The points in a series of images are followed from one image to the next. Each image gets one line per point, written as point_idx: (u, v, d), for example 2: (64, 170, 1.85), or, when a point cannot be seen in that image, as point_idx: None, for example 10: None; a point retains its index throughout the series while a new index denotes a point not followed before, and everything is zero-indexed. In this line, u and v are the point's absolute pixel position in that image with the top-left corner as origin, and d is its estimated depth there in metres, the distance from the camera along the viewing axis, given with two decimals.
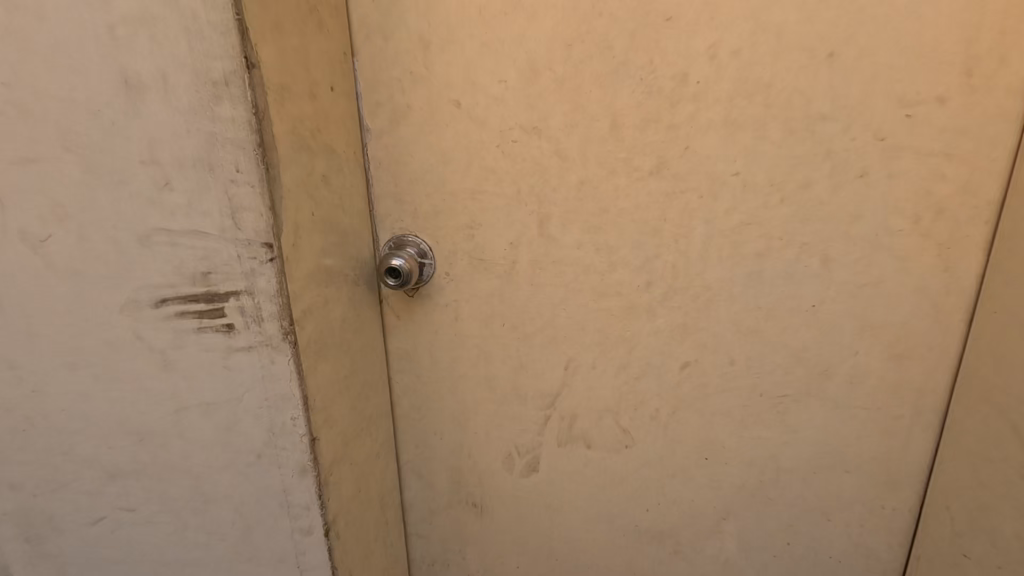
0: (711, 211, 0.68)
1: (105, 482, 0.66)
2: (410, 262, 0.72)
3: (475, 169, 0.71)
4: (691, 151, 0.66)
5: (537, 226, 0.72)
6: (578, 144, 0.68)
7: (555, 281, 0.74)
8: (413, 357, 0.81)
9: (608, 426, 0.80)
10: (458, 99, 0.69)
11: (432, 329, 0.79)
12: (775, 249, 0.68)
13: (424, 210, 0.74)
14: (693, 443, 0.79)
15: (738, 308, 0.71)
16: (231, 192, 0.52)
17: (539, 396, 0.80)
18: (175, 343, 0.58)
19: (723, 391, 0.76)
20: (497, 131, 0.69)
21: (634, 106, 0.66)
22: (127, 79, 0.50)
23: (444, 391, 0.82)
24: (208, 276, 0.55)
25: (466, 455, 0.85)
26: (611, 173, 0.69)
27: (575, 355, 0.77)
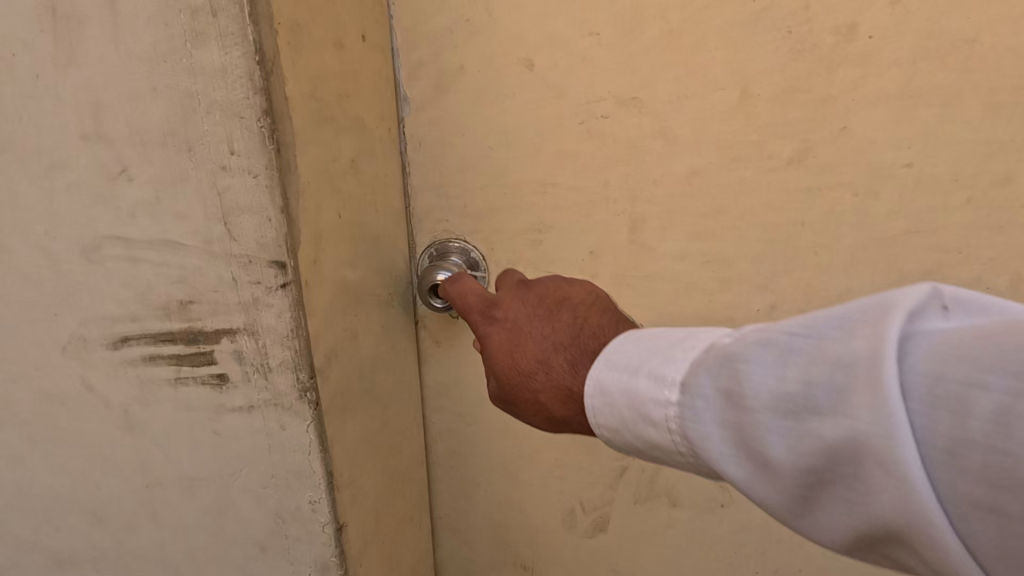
0: (866, 215, 0.51)
1: (50, 572, 0.49)
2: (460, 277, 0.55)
3: (548, 153, 0.53)
4: (849, 134, 0.49)
5: (627, 231, 0.55)
6: (691, 121, 0.50)
7: (645, 303, 0.57)
8: (455, 393, 0.64)
9: (699, 481, 0.63)
10: (530, 59, 0.51)
11: (480, 359, 0.62)
12: (949, 266, 0.51)
13: (476, 207, 0.56)
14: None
15: None
16: (222, 184, 0.34)
17: None
18: (142, 399, 0.41)
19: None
20: (581, 103, 0.51)
21: (775, 69, 0.48)
22: (58, 4, 0.32)
23: (493, 434, 0.65)
24: (189, 306, 0.38)
25: (517, 510, 0.69)
26: (733, 162, 0.51)
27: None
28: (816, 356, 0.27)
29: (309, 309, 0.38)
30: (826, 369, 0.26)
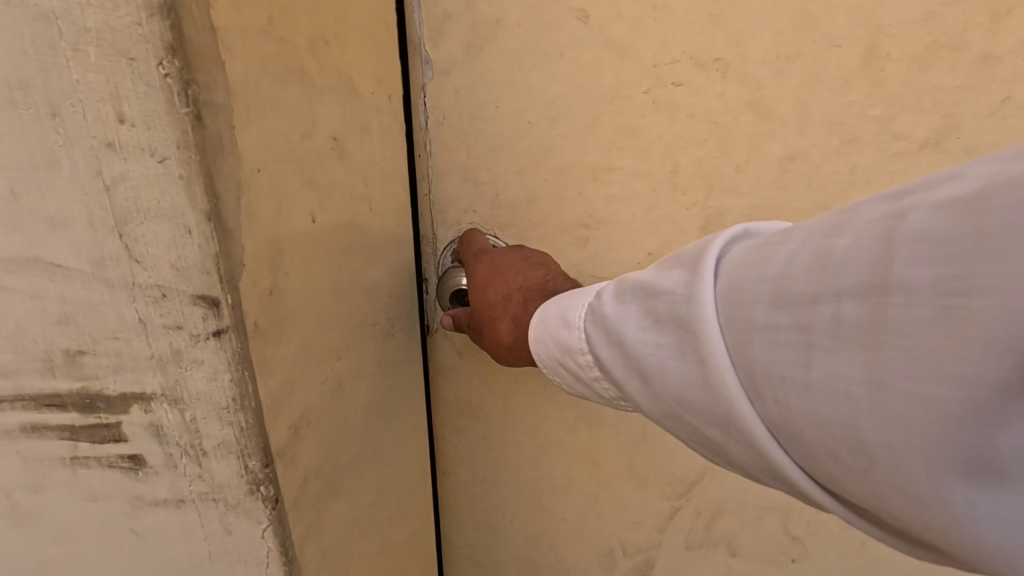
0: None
1: None
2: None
3: (604, 130, 0.42)
4: (1012, 107, 0.36)
5: (699, 229, 0.43)
6: (793, 91, 0.39)
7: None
8: (476, 412, 0.55)
9: (770, 532, 0.53)
10: (585, 8, 0.40)
11: (511, 373, 0.52)
12: None
13: (511, 195, 0.46)
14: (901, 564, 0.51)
15: None
16: (120, 198, 0.25)
17: (667, 481, 0.53)
18: (31, 481, 0.32)
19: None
20: (648, 65, 0.40)
21: (916, 20, 0.36)
22: None
23: (523, 461, 0.56)
24: (88, 362, 0.28)
25: (547, 549, 0.59)
26: (847, 143, 0.39)
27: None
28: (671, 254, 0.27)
29: (257, 367, 0.28)
30: (773, 290, 0.20)
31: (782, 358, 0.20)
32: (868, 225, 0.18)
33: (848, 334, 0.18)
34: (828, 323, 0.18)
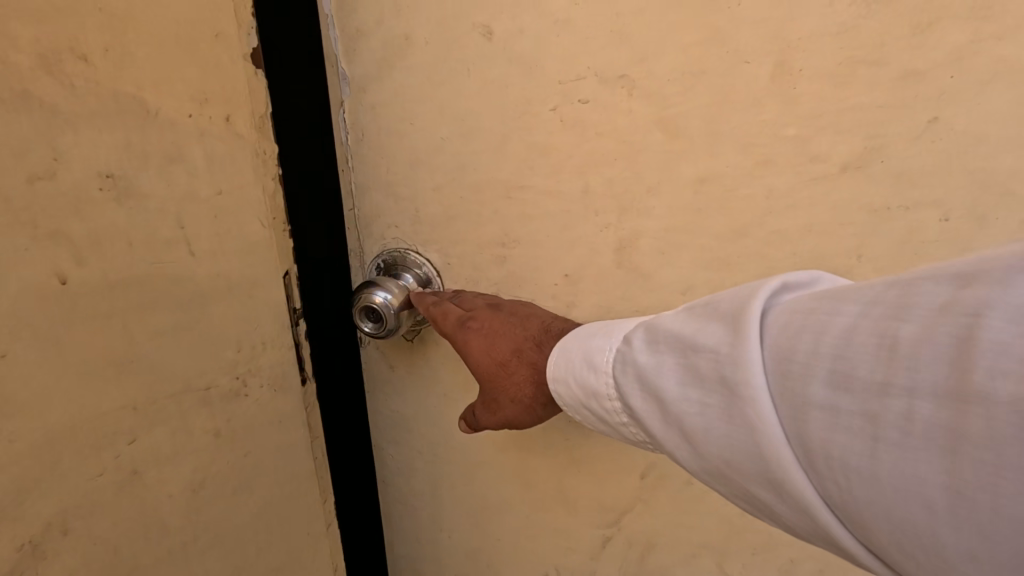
0: (965, 250, 0.34)
1: None
2: (400, 300, 0.45)
3: (514, 149, 0.41)
4: (942, 128, 0.33)
5: (614, 251, 0.41)
6: (702, 109, 0.36)
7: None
8: (409, 428, 0.55)
9: (705, 572, 0.50)
10: (489, 24, 0.39)
11: (439, 392, 0.51)
12: None
13: (430, 212, 0.45)
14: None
15: None
16: None
17: (597, 510, 0.51)
18: None
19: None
20: (553, 82, 0.39)
21: (830, 33, 0.33)
22: None
23: (456, 478, 0.55)
24: None
25: (484, 567, 0.58)
26: (762, 166, 0.36)
27: (660, 460, 0.47)
28: (704, 306, 0.26)
29: None
30: (841, 369, 0.20)
31: (849, 441, 0.19)
32: (941, 320, 0.18)
33: (919, 427, 0.18)
34: (901, 414, 0.18)
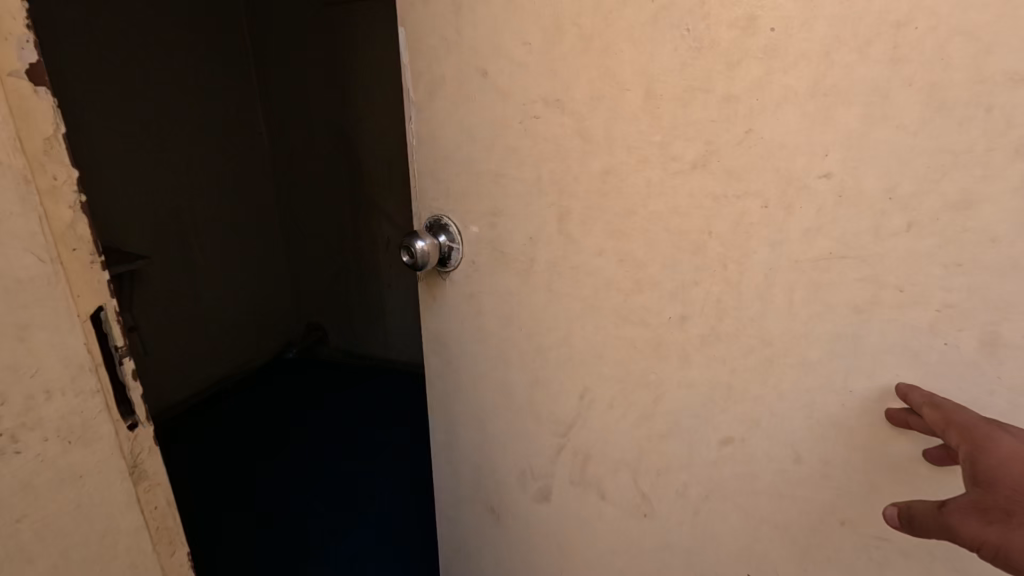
0: (781, 229, 0.45)
1: None
2: (428, 249, 0.64)
3: (497, 150, 0.58)
4: (755, 138, 0.44)
5: (555, 221, 0.56)
6: (604, 121, 0.51)
7: (573, 292, 0.58)
8: (443, 340, 0.72)
9: (625, 485, 0.62)
10: (483, 67, 0.56)
11: (461, 315, 0.68)
12: (884, 304, 0.42)
13: (450, 189, 0.64)
14: (731, 548, 0.56)
15: (814, 380, 0.47)
16: None
17: (554, 421, 0.65)
18: None
19: (780, 490, 0.52)
20: (519, 105, 0.55)
21: (676, 68, 0.46)
22: None
23: (468, 387, 0.72)
24: None
25: (484, 461, 0.75)
26: (643, 164, 0.50)
27: (591, 386, 0.60)
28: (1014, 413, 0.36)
29: None
30: None
31: None
32: None
33: None
34: None
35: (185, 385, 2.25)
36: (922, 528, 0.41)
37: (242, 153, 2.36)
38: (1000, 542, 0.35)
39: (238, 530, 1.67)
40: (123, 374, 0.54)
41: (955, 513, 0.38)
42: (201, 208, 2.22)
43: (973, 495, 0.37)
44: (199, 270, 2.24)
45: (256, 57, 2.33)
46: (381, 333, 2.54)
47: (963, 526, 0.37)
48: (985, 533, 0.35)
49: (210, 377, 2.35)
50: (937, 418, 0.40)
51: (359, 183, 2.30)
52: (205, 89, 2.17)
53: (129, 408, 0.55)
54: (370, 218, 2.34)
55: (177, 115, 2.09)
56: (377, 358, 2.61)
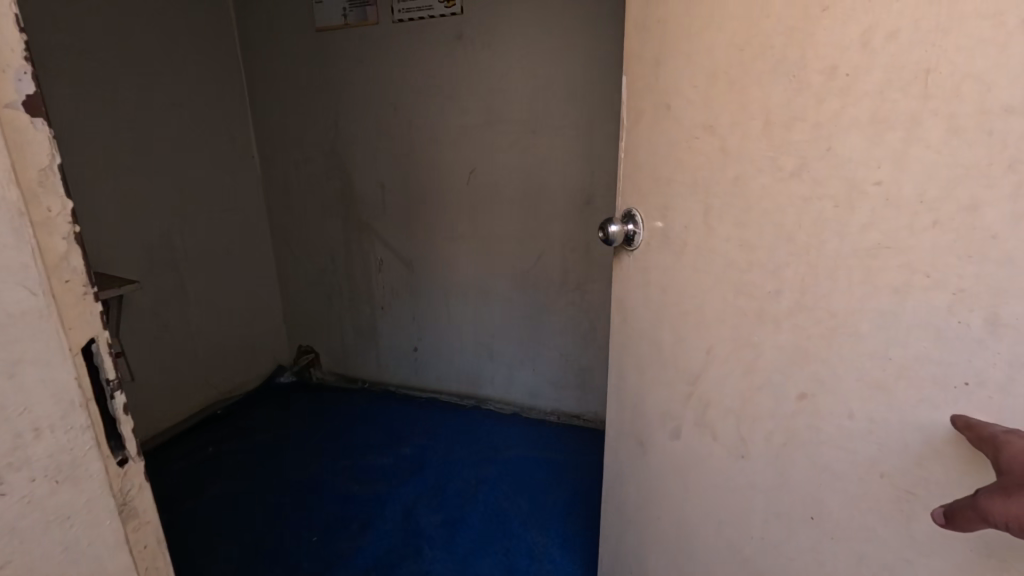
0: (843, 225, 0.57)
1: None
2: (617, 232, 0.89)
3: (671, 159, 0.78)
4: (833, 154, 0.57)
5: (702, 214, 0.74)
6: (739, 141, 0.67)
7: (710, 270, 0.74)
8: (626, 303, 0.96)
9: (730, 427, 0.75)
10: (670, 103, 0.77)
11: (643, 283, 0.89)
12: (916, 287, 0.52)
13: (641, 190, 0.87)
14: (802, 492, 0.66)
15: (865, 351, 0.57)
16: None
17: (687, 371, 0.81)
18: None
19: (836, 439, 0.61)
20: (688, 129, 0.74)
21: (782, 103, 0.61)
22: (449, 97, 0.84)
23: (638, 338, 0.93)
24: None
25: (638, 401, 0.95)
26: (758, 172, 0.65)
27: (715, 344, 0.75)
28: None
29: None
30: None
31: None
32: None
33: None
34: None
35: (177, 410, 2.31)
36: (964, 518, 0.48)
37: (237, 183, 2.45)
38: (1020, 513, 0.43)
39: (225, 553, 1.72)
40: (113, 409, 0.59)
41: (985, 498, 0.46)
42: (191, 235, 2.27)
43: (1000, 483, 0.45)
44: (190, 299, 2.31)
45: (251, 89, 2.42)
46: (374, 354, 2.64)
47: (993, 505, 0.45)
48: (1008, 508, 0.44)
49: (200, 403, 2.41)
50: (975, 437, 0.48)
51: (353, 210, 2.42)
52: (200, 125, 2.25)
53: (119, 443, 0.60)
54: (365, 240, 2.45)
55: (171, 151, 2.16)
56: (370, 380, 2.71)
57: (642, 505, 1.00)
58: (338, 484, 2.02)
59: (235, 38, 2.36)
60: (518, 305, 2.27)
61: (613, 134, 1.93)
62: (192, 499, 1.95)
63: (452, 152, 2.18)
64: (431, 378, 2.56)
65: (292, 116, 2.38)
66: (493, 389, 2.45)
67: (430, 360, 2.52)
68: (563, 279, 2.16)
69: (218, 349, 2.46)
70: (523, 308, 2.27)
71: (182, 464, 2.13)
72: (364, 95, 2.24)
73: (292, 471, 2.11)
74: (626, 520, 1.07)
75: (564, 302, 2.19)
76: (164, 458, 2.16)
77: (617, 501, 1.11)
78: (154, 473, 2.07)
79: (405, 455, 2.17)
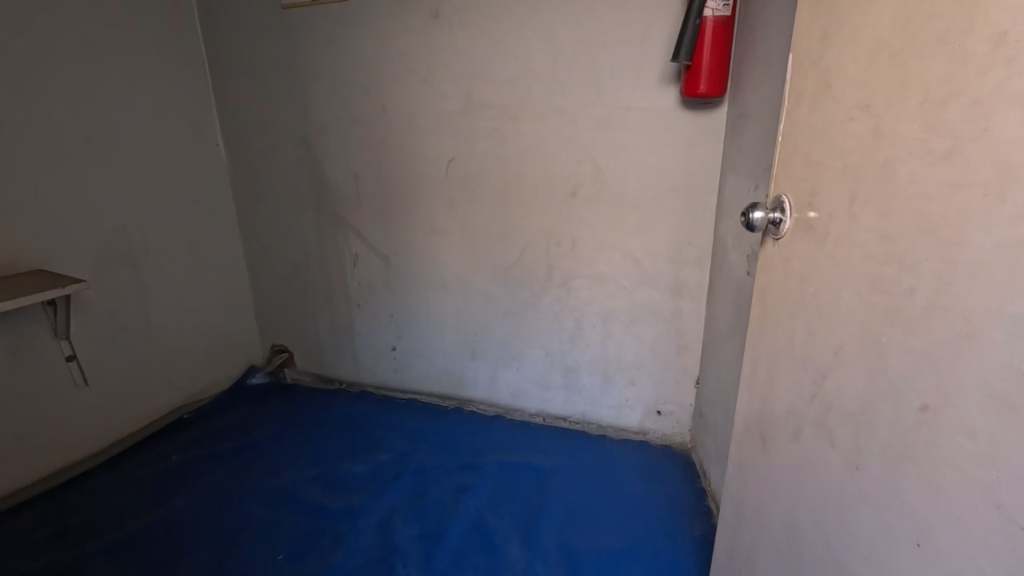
0: (989, 217, 0.51)
1: None
2: (761, 218, 0.96)
3: (826, 143, 0.80)
4: (991, 135, 0.51)
5: (849, 203, 0.74)
6: (893, 121, 0.65)
7: (851, 261, 0.73)
8: (767, 293, 1.02)
9: (850, 432, 0.73)
10: (831, 83, 0.80)
11: (784, 270, 0.94)
12: None
13: (794, 176, 0.91)
14: (913, 512, 0.61)
15: (994, 364, 0.50)
16: None
17: (816, 369, 0.83)
18: None
19: (954, 458, 0.55)
20: (845, 110, 0.75)
21: (940, 76, 0.57)
22: None
23: (773, 328, 0.99)
24: None
25: (769, 394, 1.00)
26: (907, 156, 0.62)
27: (844, 342, 0.75)
28: None
29: None
30: None
31: None
32: None
33: None
34: None
35: (142, 414, 2.13)
36: None
37: (205, 172, 2.25)
38: None
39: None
40: None
41: None
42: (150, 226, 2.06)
43: None
44: (150, 298, 2.10)
45: (213, 66, 2.20)
46: (348, 353, 2.49)
47: None
48: None
49: (166, 406, 2.23)
50: None
51: (322, 202, 2.26)
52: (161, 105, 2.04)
53: None
54: (342, 233, 2.28)
55: (126, 137, 1.95)
56: (346, 380, 2.56)
57: (757, 501, 1.04)
58: (310, 494, 1.87)
59: (195, 13, 2.14)
60: (500, 302, 2.17)
61: (601, 122, 1.83)
62: (153, 510, 1.78)
63: (423, 140, 2.05)
64: (410, 380, 2.44)
65: (260, 97, 2.18)
66: (474, 390, 2.35)
67: (410, 361, 2.40)
68: (547, 275, 2.07)
69: (180, 350, 2.25)
70: (505, 305, 2.17)
71: (136, 475, 1.94)
72: (332, 78, 2.07)
73: (257, 480, 1.94)
74: (743, 514, 1.11)
75: (548, 300, 2.11)
76: (128, 467, 1.98)
77: (735, 491, 1.16)
78: (105, 484, 1.88)
79: (380, 463, 2.03)
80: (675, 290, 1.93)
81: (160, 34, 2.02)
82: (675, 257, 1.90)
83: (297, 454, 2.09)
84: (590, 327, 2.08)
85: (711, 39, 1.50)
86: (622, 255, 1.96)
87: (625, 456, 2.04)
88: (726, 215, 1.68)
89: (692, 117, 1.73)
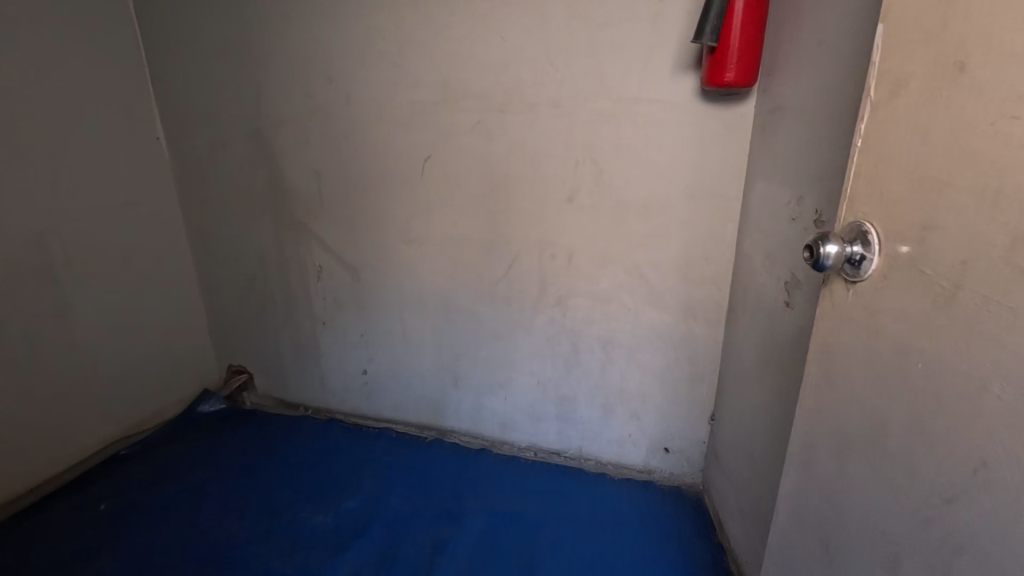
0: None
1: None
2: (835, 253, 0.65)
3: (954, 153, 0.52)
4: None
5: (1007, 251, 0.47)
6: None
7: (1013, 342, 0.46)
8: (832, 352, 0.74)
9: None
10: (964, 62, 0.51)
11: (864, 329, 0.66)
12: None
13: (885, 198, 0.62)
14: None
15: None
16: None
17: (930, 488, 0.56)
18: None
19: None
20: (997, 104, 0.47)
21: None
22: None
23: (842, 403, 0.72)
24: None
25: (838, 489, 0.73)
26: None
27: (992, 464, 0.48)
28: None
29: None
30: None
31: None
32: None
33: None
34: None
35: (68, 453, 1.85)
36: None
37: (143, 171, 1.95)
38: None
39: None
40: None
41: None
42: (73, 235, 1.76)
43: None
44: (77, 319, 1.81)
45: (149, 48, 1.89)
46: (316, 376, 2.21)
47: None
48: None
49: (98, 441, 1.94)
50: None
51: (280, 205, 1.97)
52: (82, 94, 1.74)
53: None
54: (303, 241, 1.99)
55: (39, 130, 1.64)
56: (314, 405, 2.28)
57: None
58: (260, 553, 1.59)
59: None
60: (485, 321, 1.89)
61: (604, 113, 1.55)
62: None
63: (396, 134, 1.76)
64: (384, 407, 2.16)
65: (204, 84, 1.88)
66: (457, 419, 2.07)
67: (384, 385, 2.12)
68: (539, 292, 1.80)
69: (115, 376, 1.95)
70: (491, 325, 1.89)
71: (57, 529, 1.66)
72: (284, 61, 1.77)
73: (197, 535, 1.65)
74: None
75: (540, 322, 1.83)
76: (47, 519, 1.69)
77: None
78: (18, 541, 1.61)
79: (346, 510, 1.76)
80: (688, 312, 1.66)
81: (80, 7, 1.71)
82: (688, 275, 1.63)
83: (249, 499, 1.81)
84: (589, 351, 1.81)
85: (741, 14, 1.22)
86: (626, 270, 1.68)
87: (627, 499, 1.78)
88: (752, 228, 1.41)
89: (714, 111, 1.46)
